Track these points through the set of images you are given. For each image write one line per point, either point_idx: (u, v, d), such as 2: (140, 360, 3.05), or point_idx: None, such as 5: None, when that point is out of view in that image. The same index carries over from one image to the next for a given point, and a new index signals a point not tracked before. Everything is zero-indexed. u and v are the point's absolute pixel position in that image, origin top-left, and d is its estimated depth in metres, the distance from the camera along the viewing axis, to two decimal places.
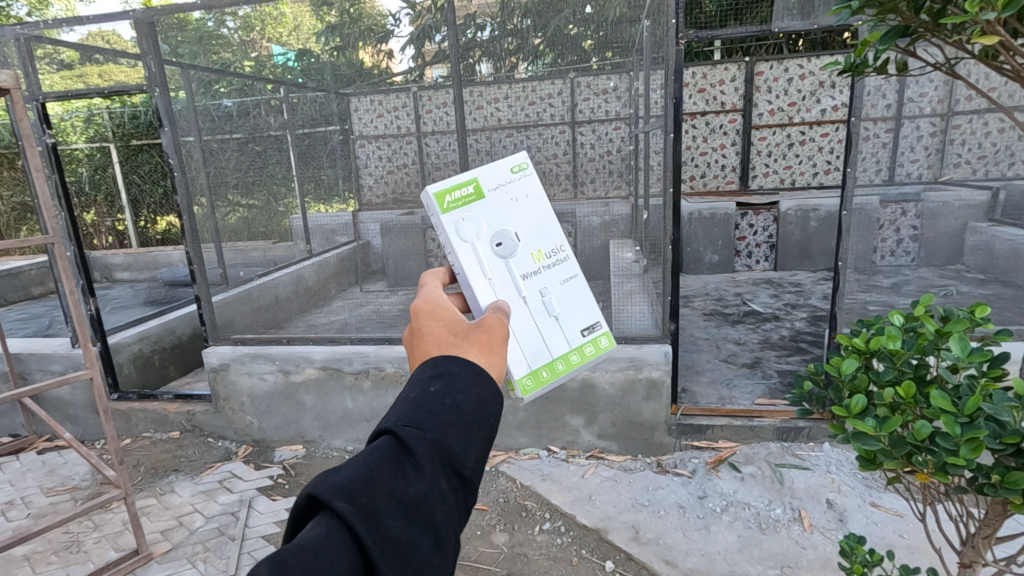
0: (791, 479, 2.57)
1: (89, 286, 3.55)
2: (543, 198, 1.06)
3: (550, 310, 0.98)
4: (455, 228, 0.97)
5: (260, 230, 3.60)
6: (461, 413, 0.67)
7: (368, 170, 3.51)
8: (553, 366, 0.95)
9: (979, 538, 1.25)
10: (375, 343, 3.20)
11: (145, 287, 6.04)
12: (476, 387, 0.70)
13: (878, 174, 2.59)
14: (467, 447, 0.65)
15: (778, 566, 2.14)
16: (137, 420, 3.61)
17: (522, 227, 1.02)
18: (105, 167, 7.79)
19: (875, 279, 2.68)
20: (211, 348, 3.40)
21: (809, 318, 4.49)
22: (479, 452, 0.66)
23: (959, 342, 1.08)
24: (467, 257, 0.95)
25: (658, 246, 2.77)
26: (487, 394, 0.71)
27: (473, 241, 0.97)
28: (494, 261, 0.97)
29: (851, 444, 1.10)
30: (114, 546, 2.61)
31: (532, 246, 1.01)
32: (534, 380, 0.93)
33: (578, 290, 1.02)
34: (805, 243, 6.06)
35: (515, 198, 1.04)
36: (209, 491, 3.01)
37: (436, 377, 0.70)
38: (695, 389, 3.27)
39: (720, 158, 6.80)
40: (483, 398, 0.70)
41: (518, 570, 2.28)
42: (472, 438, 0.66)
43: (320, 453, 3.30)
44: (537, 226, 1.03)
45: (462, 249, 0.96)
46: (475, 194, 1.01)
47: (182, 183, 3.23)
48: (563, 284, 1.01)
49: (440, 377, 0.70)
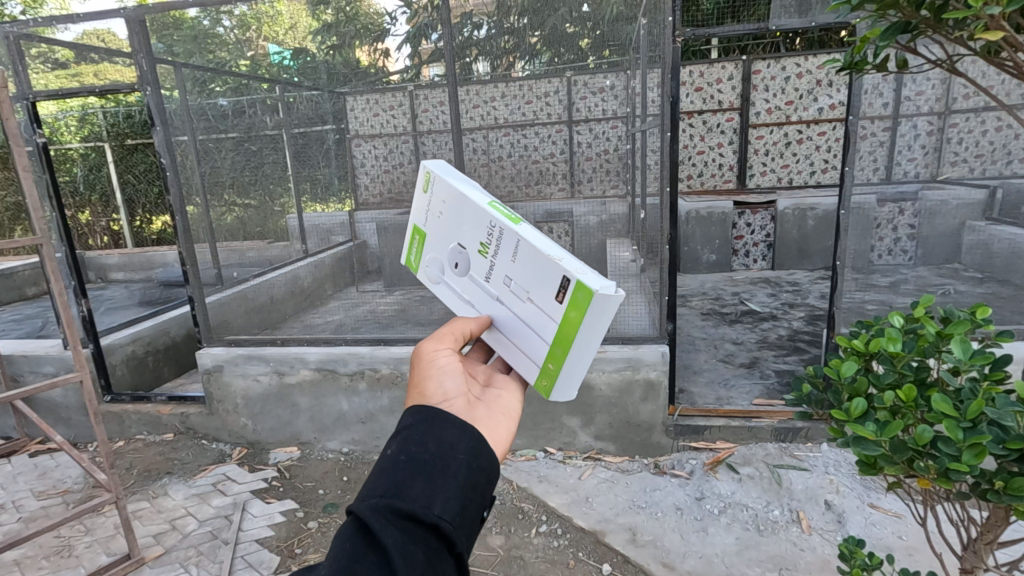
0: (790, 480, 2.55)
1: (82, 286, 3.52)
2: (455, 188, 0.94)
3: (521, 294, 0.88)
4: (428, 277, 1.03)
5: (256, 230, 3.60)
6: (415, 464, 0.69)
7: (362, 168, 3.41)
8: (552, 353, 0.85)
9: (982, 544, 1.23)
10: (370, 344, 3.17)
11: (140, 287, 6.00)
12: (430, 434, 0.73)
13: (876, 173, 2.57)
14: (429, 496, 0.67)
15: (776, 569, 2.12)
16: (130, 421, 3.58)
17: (461, 238, 0.95)
18: (100, 167, 7.75)
19: (873, 279, 2.67)
20: (205, 349, 3.36)
21: (807, 317, 4.47)
22: (445, 497, 0.67)
23: (960, 345, 1.07)
24: (444, 293, 0.99)
25: (655, 246, 2.74)
26: (445, 436, 0.74)
27: (438, 278, 0.99)
28: (461, 283, 0.96)
29: (851, 449, 1.08)
30: (106, 551, 2.59)
31: (472, 241, 0.93)
32: (546, 378, 0.87)
33: (532, 252, 0.85)
34: (803, 242, 6.05)
35: (441, 211, 0.97)
36: (203, 493, 2.98)
37: (391, 440, 0.74)
38: (692, 390, 3.25)
39: (718, 157, 6.78)
40: (440, 440, 0.73)
41: (514, 573, 2.26)
42: (432, 486, 0.68)
43: (315, 455, 3.28)
44: (468, 223, 0.93)
45: (438, 292, 1.00)
46: (419, 236, 1.02)
47: (176, 182, 3.21)
48: (515, 259, 0.87)
49: (403, 436, 0.74)
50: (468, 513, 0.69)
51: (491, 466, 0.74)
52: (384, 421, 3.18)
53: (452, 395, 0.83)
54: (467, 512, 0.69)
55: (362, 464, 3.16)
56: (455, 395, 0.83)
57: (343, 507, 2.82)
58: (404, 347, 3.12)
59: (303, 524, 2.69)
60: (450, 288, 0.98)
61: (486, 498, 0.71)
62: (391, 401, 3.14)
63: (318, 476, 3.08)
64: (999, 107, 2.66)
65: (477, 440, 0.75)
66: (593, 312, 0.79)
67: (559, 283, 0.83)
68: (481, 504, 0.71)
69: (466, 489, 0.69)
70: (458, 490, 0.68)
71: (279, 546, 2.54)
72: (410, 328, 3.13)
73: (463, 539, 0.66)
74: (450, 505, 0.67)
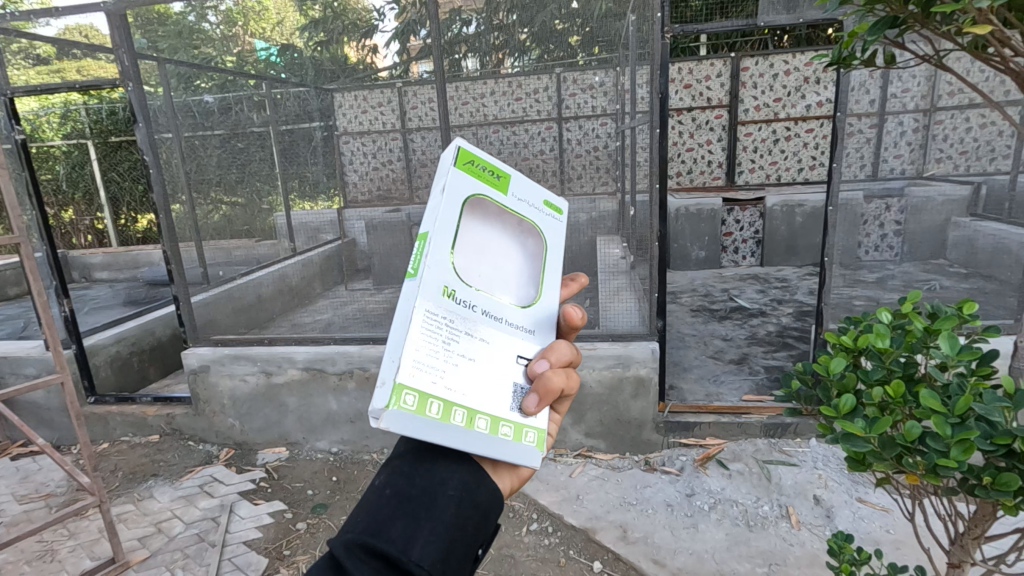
0: (779, 475, 2.58)
1: (64, 286, 3.46)
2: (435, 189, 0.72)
3: None
4: None
5: (242, 227, 3.59)
6: (400, 503, 0.71)
7: (352, 167, 3.69)
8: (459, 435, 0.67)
9: (969, 538, 1.24)
10: (359, 343, 3.14)
11: (129, 285, 5.96)
12: (419, 468, 0.74)
13: (863, 169, 2.59)
14: (410, 540, 0.68)
15: (765, 563, 2.13)
16: (115, 423, 3.52)
17: None
18: (84, 164, 7.70)
19: (860, 274, 2.71)
20: (191, 348, 3.28)
21: (795, 313, 4.49)
22: (424, 543, 0.68)
23: (948, 341, 1.08)
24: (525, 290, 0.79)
25: (646, 243, 2.74)
26: (435, 469, 0.74)
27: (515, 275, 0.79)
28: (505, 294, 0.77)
29: (840, 446, 1.08)
30: (90, 555, 2.54)
31: None
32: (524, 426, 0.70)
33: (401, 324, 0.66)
34: (791, 238, 6.10)
35: None
36: (189, 495, 2.94)
37: (385, 469, 0.77)
38: (682, 386, 3.26)
39: (707, 153, 6.81)
40: (430, 475, 0.73)
41: (505, 571, 2.25)
42: (412, 529, 0.69)
43: (304, 456, 3.25)
44: None
45: None
46: None
47: (159, 181, 3.06)
48: None
49: (387, 467, 0.77)
50: (451, 558, 0.69)
51: (488, 503, 0.74)
52: None
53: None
54: (450, 557, 0.69)
55: (352, 464, 3.14)
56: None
57: (332, 507, 2.80)
58: None
59: (291, 525, 2.66)
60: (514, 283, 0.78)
61: (477, 534, 0.73)
62: None
63: (307, 477, 3.06)
64: (986, 103, 2.68)
65: (472, 476, 0.74)
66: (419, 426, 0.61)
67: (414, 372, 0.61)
68: (470, 542, 0.72)
69: (450, 530, 0.70)
70: (440, 533, 0.70)
71: (267, 548, 2.51)
72: None
73: None
74: (430, 551, 0.68)
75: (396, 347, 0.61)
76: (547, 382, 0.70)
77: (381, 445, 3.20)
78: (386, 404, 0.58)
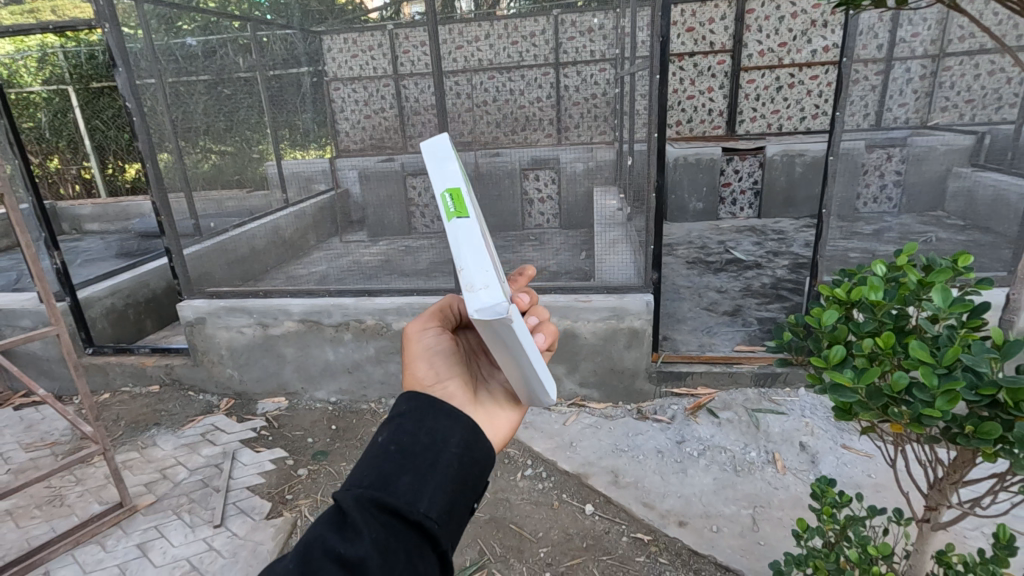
0: (767, 423, 2.64)
1: (53, 238, 3.41)
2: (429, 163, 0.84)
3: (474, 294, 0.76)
4: None
5: (233, 178, 3.45)
6: (405, 459, 0.73)
7: (343, 115, 3.61)
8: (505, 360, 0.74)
9: (947, 483, 1.29)
10: (354, 295, 3.14)
11: (120, 236, 5.88)
12: (423, 425, 0.76)
13: (867, 118, 2.54)
14: (418, 494, 0.70)
15: (750, 505, 2.22)
16: (115, 374, 3.56)
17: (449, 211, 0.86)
18: (66, 112, 7.46)
19: (856, 227, 2.72)
20: (187, 301, 3.29)
21: (791, 265, 4.50)
22: (432, 496, 0.70)
23: (941, 293, 1.08)
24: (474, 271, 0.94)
25: (642, 194, 2.70)
26: (438, 426, 0.77)
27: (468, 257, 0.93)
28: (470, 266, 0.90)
29: (828, 396, 1.10)
30: (98, 500, 2.62)
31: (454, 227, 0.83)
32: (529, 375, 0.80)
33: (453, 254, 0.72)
34: (790, 189, 6.03)
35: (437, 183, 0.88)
36: (192, 443, 3.01)
37: (386, 426, 0.78)
38: (676, 337, 3.30)
39: (708, 101, 6.63)
40: (433, 431, 0.76)
41: (501, 514, 2.34)
42: (420, 483, 0.71)
43: (303, 405, 3.31)
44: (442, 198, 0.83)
45: None
46: None
47: (143, 129, 3.00)
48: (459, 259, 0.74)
49: (390, 424, 0.77)
50: (455, 511, 0.72)
51: (486, 458, 0.78)
52: (370, 371, 3.20)
53: (446, 378, 0.88)
54: (454, 510, 0.72)
55: (351, 413, 3.20)
56: (448, 377, 0.88)
57: (332, 454, 2.87)
58: (388, 298, 3.09)
59: (293, 471, 2.74)
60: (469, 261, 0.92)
61: (478, 488, 0.76)
62: (377, 351, 3.15)
63: (307, 425, 3.12)
64: (997, 48, 2.59)
65: (472, 432, 0.78)
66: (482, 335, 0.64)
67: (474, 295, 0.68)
68: (472, 496, 0.75)
69: (454, 485, 0.73)
70: (446, 487, 0.72)
71: (270, 493, 2.59)
72: (394, 278, 3.08)
73: (448, 537, 0.70)
74: (438, 504, 0.70)
75: (477, 262, 0.67)
76: (546, 329, 0.86)
77: (378, 395, 3.26)
78: (501, 299, 0.63)
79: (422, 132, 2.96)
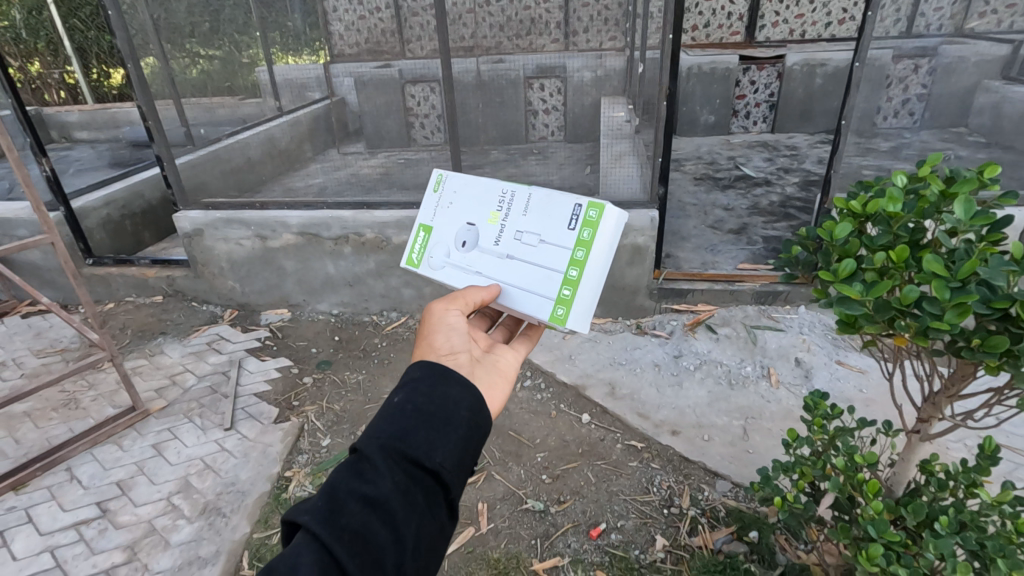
0: (764, 339, 2.67)
1: (40, 144, 3.30)
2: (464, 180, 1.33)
3: (536, 238, 1.20)
4: (433, 263, 1.32)
5: (224, 84, 3.23)
6: (420, 417, 0.86)
7: (334, 12, 2.91)
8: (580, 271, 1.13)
9: (942, 396, 1.30)
10: (353, 208, 3.08)
11: (109, 144, 5.69)
12: (436, 391, 0.90)
13: (896, 25, 2.36)
14: (432, 446, 0.83)
15: (742, 417, 2.29)
16: (118, 284, 3.58)
17: (471, 213, 1.30)
18: (40, 8, 6.99)
19: (873, 143, 2.61)
20: (182, 213, 3.23)
21: (801, 183, 4.37)
22: (445, 450, 0.83)
23: (963, 205, 1.03)
24: (454, 272, 1.28)
25: (652, 103, 2.54)
26: (449, 394, 0.91)
27: (451, 258, 1.29)
28: (468, 255, 1.27)
29: (834, 309, 1.08)
30: (112, 403, 2.72)
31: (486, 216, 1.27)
32: (563, 307, 1.15)
33: (541, 203, 1.22)
34: (807, 102, 5.74)
35: (452, 199, 1.33)
36: (198, 351, 3.08)
37: (403, 389, 0.91)
38: (679, 255, 3.26)
39: (727, 3, 6.16)
40: (445, 397, 0.90)
41: (500, 421, 2.43)
42: (434, 437, 0.84)
43: (306, 317, 3.35)
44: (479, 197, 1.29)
45: (446, 272, 1.29)
46: (426, 231, 1.36)
47: (120, 23, 2.80)
48: (527, 214, 1.23)
49: (407, 387, 0.91)
50: (463, 463, 0.85)
51: (486, 423, 0.91)
52: (371, 285, 3.21)
53: (459, 350, 1.05)
54: (462, 464, 0.85)
55: (354, 325, 3.25)
56: (459, 350, 1.05)
57: (336, 364, 2.94)
58: (388, 211, 3.04)
59: (299, 379, 2.82)
60: (457, 254, 1.29)
61: (480, 447, 0.89)
62: (377, 265, 3.15)
63: (311, 336, 3.18)
64: None
65: (476, 400, 0.92)
66: (601, 228, 1.14)
67: (572, 214, 1.18)
68: (475, 453, 0.88)
69: (462, 442, 0.86)
70: (456, 443, 0.85)
71: (277, 399, 2.68)
72: (393, 192, 3.00)
73: (457, 484, 0.83)
74: (450, 456, 0.83)
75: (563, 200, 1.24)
76: None
77: (380, 308, 3.29)
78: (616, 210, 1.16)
79: (420, 35, 2.68)
